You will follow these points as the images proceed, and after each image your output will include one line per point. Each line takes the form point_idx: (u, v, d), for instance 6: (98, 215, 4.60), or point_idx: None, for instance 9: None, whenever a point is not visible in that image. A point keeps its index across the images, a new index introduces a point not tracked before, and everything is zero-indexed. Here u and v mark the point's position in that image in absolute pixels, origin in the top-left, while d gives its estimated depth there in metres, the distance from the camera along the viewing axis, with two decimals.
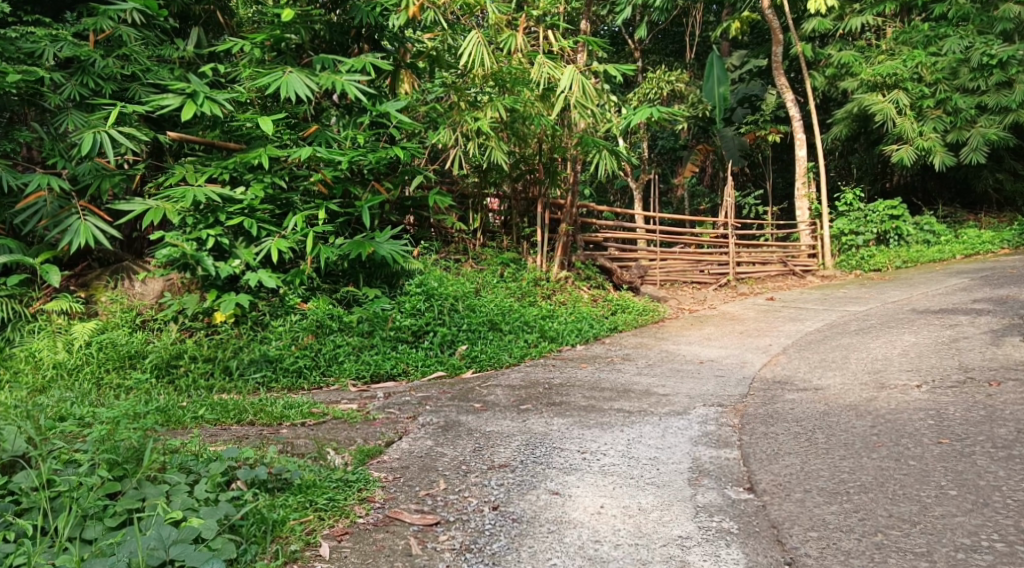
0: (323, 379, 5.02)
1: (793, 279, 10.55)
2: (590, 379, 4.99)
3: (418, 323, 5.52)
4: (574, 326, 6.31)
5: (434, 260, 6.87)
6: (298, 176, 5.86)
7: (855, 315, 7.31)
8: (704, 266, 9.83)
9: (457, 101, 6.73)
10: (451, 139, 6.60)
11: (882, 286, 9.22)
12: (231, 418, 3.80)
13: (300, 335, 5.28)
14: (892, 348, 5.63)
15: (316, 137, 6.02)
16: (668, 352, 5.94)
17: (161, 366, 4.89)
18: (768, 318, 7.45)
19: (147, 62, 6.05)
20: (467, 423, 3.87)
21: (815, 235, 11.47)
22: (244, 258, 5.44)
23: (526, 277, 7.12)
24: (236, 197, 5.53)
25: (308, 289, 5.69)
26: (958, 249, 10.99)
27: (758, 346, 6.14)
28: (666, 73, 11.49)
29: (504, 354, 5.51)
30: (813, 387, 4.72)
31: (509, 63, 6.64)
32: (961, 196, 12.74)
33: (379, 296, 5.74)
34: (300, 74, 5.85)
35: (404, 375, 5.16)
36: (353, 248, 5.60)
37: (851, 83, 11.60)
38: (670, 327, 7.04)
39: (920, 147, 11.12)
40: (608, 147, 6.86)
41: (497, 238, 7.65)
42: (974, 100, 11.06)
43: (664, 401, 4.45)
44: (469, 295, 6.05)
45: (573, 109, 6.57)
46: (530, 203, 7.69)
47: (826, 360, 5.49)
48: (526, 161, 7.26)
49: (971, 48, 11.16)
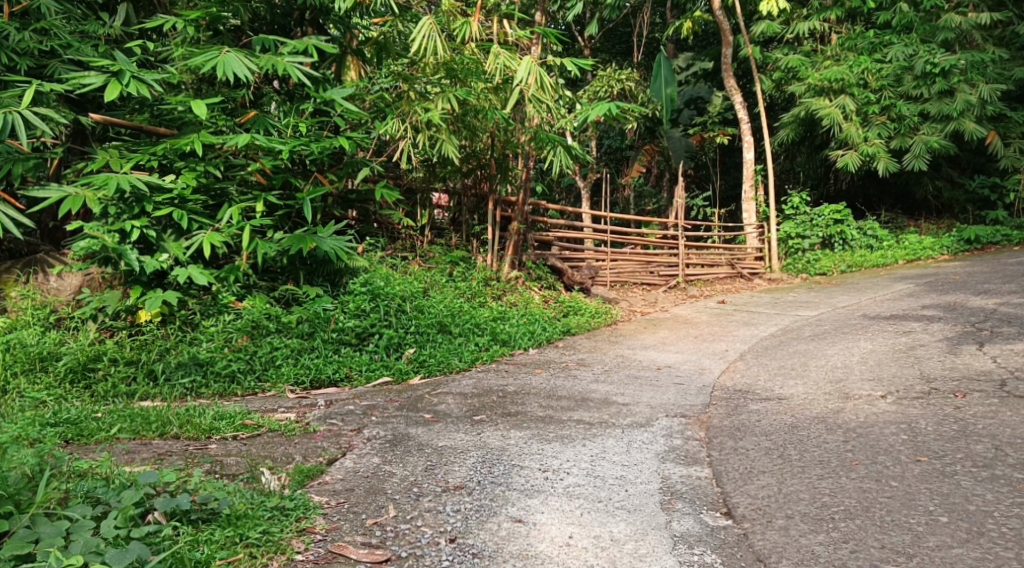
0: (258, 384, 4.66)
1: (741, 282, 10.48)
2: (545, 386, 4.73)
3: (363, 325, 5.18)
4: (527, 329, 6.05)
5: (380, 257, 6.53)
6: (234, 166, 5.47)
7: (807, 320, 7.19)
8: (654, 267, 9.68)
9: (406, 92, 6.37)
10: (399, 131, 6.25)
11: (831, 291, 9.17)
12: (152, 431, 3.40)
13: (233, 336, 4.90)
14: (850, 355, 5.48)
15: (254, 123, 5.65)
16: (623, 357, 5.72)
17: (78, 370, 4.49)
18: (722, 322, 7.28)
19: (67, 37, 5.64)
20: (417, 436, 3.57)
21: (762, 237, 11.46)
22: (172, 253, 5.00)
23: (476, 277, 6.83)
24: (165, 186, 5.08)
25: (244, 286, 5.31)
26: (901, 254, 11.07)
27: (715, 352, 5.95)
28: (616, 71, 11.31)
29: (454, 358, 5.21)
30: (775, 397, 4.54)
31: (462, 53, 6.30)
32: (902, 202, 12.83)
33: (321, 295, 5.38)
34: (239, 54, 5.46)
35: (347, 381, 4.83)
36: (293, 243, 5.23)
37: (798, 87, 11.57)
38: (623, 330, 6.82)
39: (865, 153, 11.15)
40: (563, 144, 6.62)
41: (445, 235, 7.35)
42: (918, 107, 11.10)
43: (625, 411, 4.21)
44: (417, 295, 5.73)
45: (529, 103, 6.30)
46: (480, 200, 7.41)
47: (785, 367, 5.32)
48: (476, 157, 6.96)
49: (915, 56, 11.21)
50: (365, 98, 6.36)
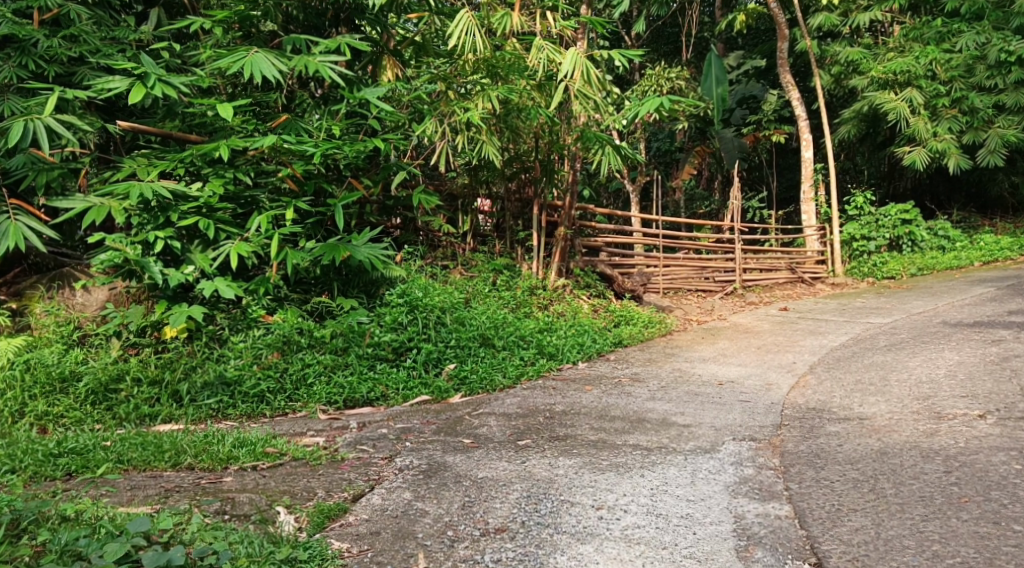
0: (288, 404, 4.36)
1: (802, 287, 9.92)
2: (597, 405, 4.33)
3: (401, 339, 4.84)
4: (576, 340, 5.66)
5: (419, 266, 6.20)
6: (265, 172, 5.19)
7: (881, 328, 6.67)
8: (709, 273, 9.19)
9: (445, 92, 6.04)
10: (437, 132, 5.89)
11: (902, 295, 8.60)
12: (164, 463, 3.08)
13: (263, 353, 4.59)
14: (935, 368, 4.98)
15: (286, 128, 5.37)
16: (681, 371, 5.29)
17: (100, 390, 4.23)
18: (786, 331, 6.79)
19: (96, 43, 5.37)
20: (454, 466, 3.20)
21: (823, 240, 10.85)
22: (198, 265, 4.71)
23: (521, 286, 6.46)
24: (191, 195, 4.78)
25: (275, 299, 5.02)
26: (975, 255, 10.42)
27: (781, 364, 5.49)
28: (667, 70, 10.83)
29: (498, 374, 4.84)
30: (855, 416, 4.08)
31: (503, 48, 5.95)
32: (974, 200, 12.11)
33: (356, 307, 5.06)
34: (268, 54, 5.18)
35: (383, 399, 4.49)
36: (325, 252, 4.92)
37: (860, 81, 10.98)
38: (679, 341, 6.38)
39: (933, 149, 10.54)
40: (612, 143, 6.22)
41: (488, 242, 6.98)
42: (991, 99, 10.46)
43: (686, 434, 3.79)
44: (457, 306, 5.37)
45: (575, 100, 5.96)
46: (525, 204, 7.02)
47: (861, 382, 4.85)
48: (520, 159, 6.59)
49: (987, 44, 10.56)
50: (402, 98, 6.01)
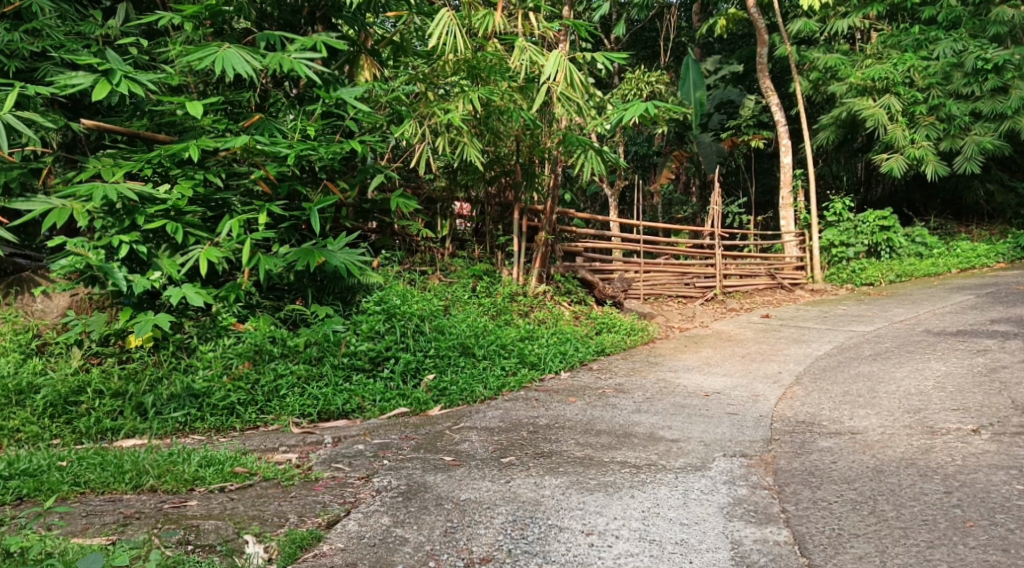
0: (260, 417, 4.18)
1: (782, 294, 9.85)
2: (581, 418, 4.18)
3: (377, 349, 4.66)
4: (558, 349, 5.52)
5: (397, 272, 6.02)
6: (237, 174, 4.99)
7: (864, 336, 6.58)
8: (689, 279, 9.09)
9: (424, 93, 5.87)
10: (416, 134, 5.72)
11: (883, 303, 8.56)
12: (125, 485, 2.89)
13: (233, 363, 4.40)
14: (923, 379, 4.89)
15: (259, 127, 5.17)
16: (666, 381, 5.16)
17: (59, 403, 4.02)
18: (769, 339, 6.69)
19: (59, 37, 5.14)
20: (435, 486, 3.04)
21: (803, 246, 10.82)
22: (165, 271, 4.50)
23: (501, 292, 6.30)
24: (158, 197, 4.56)
25: (246, 306, 4.82)
26: (953, 262, 10.44)
27: (767, 375, 5.38)
28: (646, 74, 10.69)
29: (478, 385, 4.68)
30: (847, 431, 3.96)
31: (483, 49, 5.79)
32: (951, 207, 12.15)
33: (331, 315, 4.88)
34: (240, 50, 4.99)
35: (360, 412, 4.33)
36: (299, 258, 4.74)
37: (839, 88, 10.93)
38: (662, 349, 6.26)
39: (911, 156, 10.50)
40: (594, 147, 6.07)
41: (467, 247, 6.81)
42: (968, 106, 10.46)
43: (675, 450, 3.65)
44: (436, 314, 5.20)
45: (558, 101, 5.78)
46: (505, 209, 6.87)
47: (848, 394, 4.74)
48: (500, 162, 6.43)
49: (964, 52, 10.56)
50: (380, 99, 5.82)
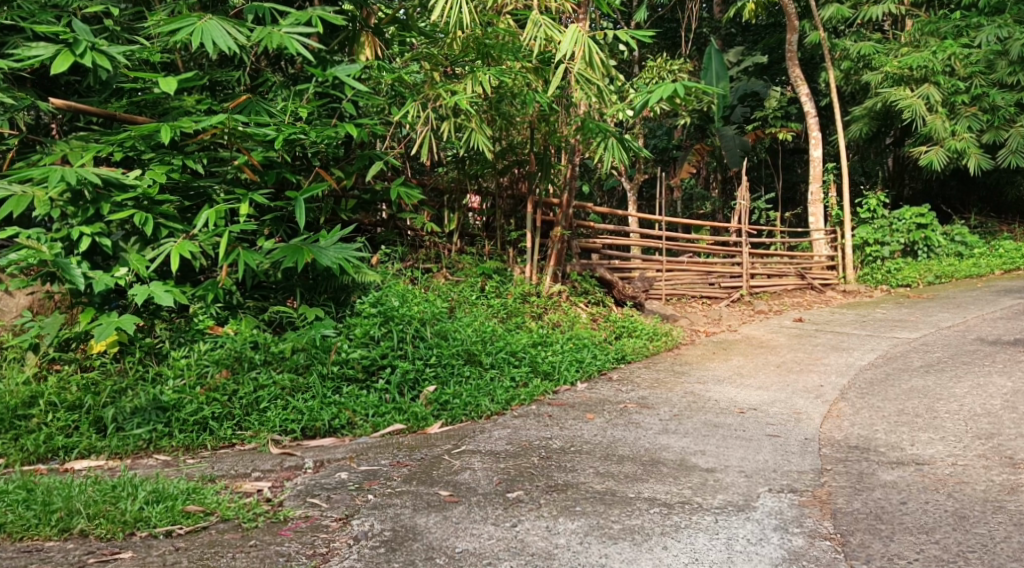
0: (236, 433, 3.67)
1: (812, 295, 9.27)
2: (601, 441, 3.65)
3: (372, 356, 4.13)
4: (574, 356, 4.98)
5: (398, 270, 5.50)
6: (220, 159, 4.48)
7: (910, 344, 6.04)
8: (715, 278, 8.52)
9: (430, 75, 5.33)
10: (418, 118, 5.18)
11: (925, 306, 7.99)
12: (49, 530, 2.43)
13: (209, 371, 3.90)
14: (988, 398, 4.36)
15: (246, 108, 4.67)
16: (694, 394, 4.62)
17: (6, 418, 3.55)
18: (805, 346, 6.14)
19: (30, 7, 4.55)
20: (426, 532, 2.56)
21: (834, 244, 10.21)
22: (132, 267, 3.99)
23: (512, 292, 5.78)
24: (127, 183, 4.06)
25: (227, 307, 4.33)
26: (995, 264, 9.87)
27: (806, 388, 4.84)
28: (669, 61, 10.08)
29: (484, 398, 4.16)
30: (911, 461, 3.43)
31: (494, 26, 5.26)
32: (989, 203, 11.66)
33: (321, 317, 4.37)
34: (223, 23, 4.48)
35: (350, 428, 3.82)
36: (286, 254, 4.23)
37: (873, 77, 10.30)
38: (688, 356, 5.71)
39: (952, 149, 9.88)
40: (615, 134, 5.53)
41: (477, 243, 6.28)
42: (1013, 97, 9.84)
43: (712, 484, 3.12)
44: (439, 317, 4.67)
45: (575, 83, 5.24)
46: (517, 202, 6.33)
47: (904, 414, 4.21)
48: (512, 150, 5.90)
49: (1009, 39, 9.94)
50: (381, 81, 5.27)
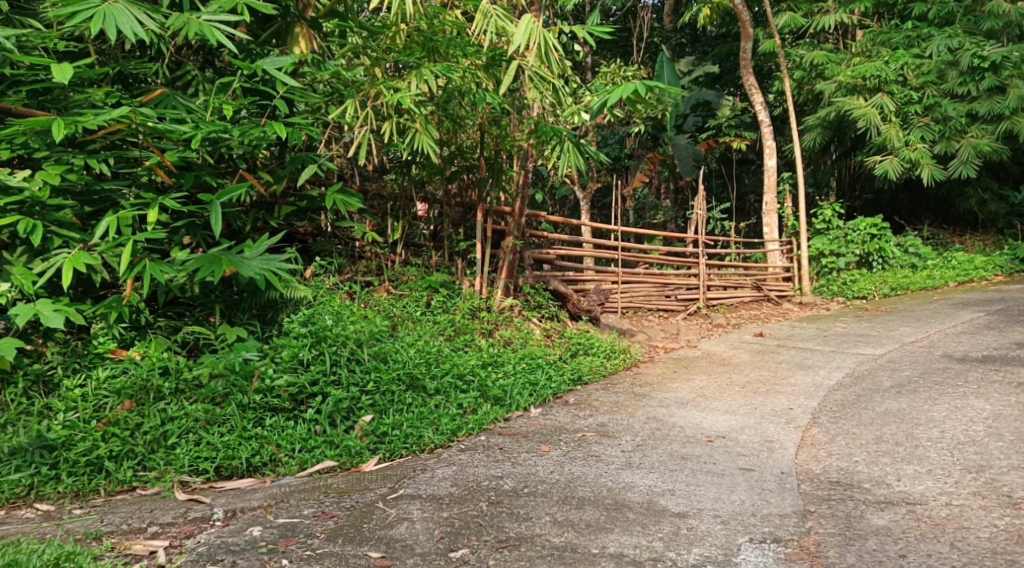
0: (138, 476, 3.21)
1: (769, 307, 9.02)
2: (558, 480, 3.23)
3: (300, 383, 3.65)
4: (526, 379, 4.56)
5: (335, 284, 5.04)
6: (128, 160, 3.98)
7: (877, 362, 5.77)
8: (672, 291, 8.20)
9: (370, 73, 4.88)
10: (358, 118, 4.73)
11: (886, 320, 7.79)
12: None
13: (108, 403, 3.42)
14: (969, 424, 4.08)
15: (161, 104, 4.18)
16: (657, 420, 4.25)
17: None
18: (769, 363, 5.82)
19: None
20: None
21: (790, 255, 9.98)
22: (15, 283, 3.49)
23: (460, 307, 5.34)
24: (12, 186, 3.53)
25: (134, 327, 3.83)
26: (949, 275, 9.80)
27: (776, 411, 4.50)
28: (622, 67, 9.74)
29: (427, 428, 3.72)
30: (901, 500, 3.11)
31: (439, 19, 4.82)
32: (940, 214, 11.62)
33: (243, 338, 3.90)
34: (132, 7, 3.97)
35: (273, 466, 3.37)
36: (202, 266, 3.74)
37: (827, 86, 10.10)
38: (648, 375, 5.33)
39: (906, 159, 9.72)
40: (571, 138, 5.15)
41: (423, 254, 5.83)
42: (964, 107, 9.73)
43: (686, 534, 2.76)
44: (380, 336, 4.21)
45: (531, 85, 4.90)
46: (466, 210, 5.91)
47: (883, 442, 3.89)
48: (461, 155, 5.47)
49: (959, 49, 9.84)
50: (317, 77, 4.81)
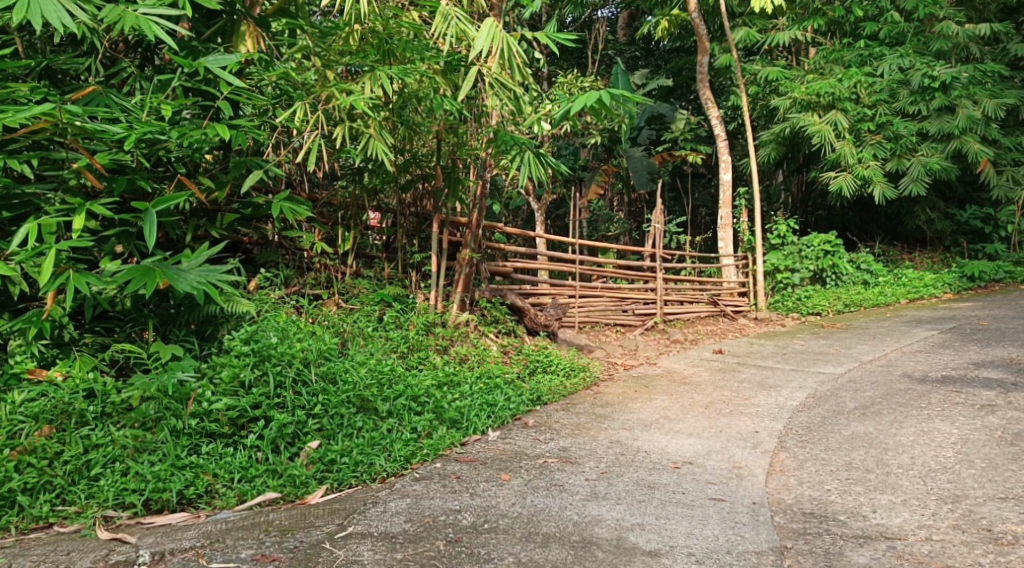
0: (55, 511, 2.92)
1: (726, 323, 8.95)
2: (520, 513, 3.02)
3: (241, 406, 3.37)
4: (484, 399, 4.32)
5: (280, 298, 4.75)
6: (54, 162, 3.66)
7: (838, 382, 5.68)
8: (629, 305, 8.05)
9: (323, 77, 4.63)
10: (307, 122, 4.45)
11: (842, 337, 7.75)
12: None
13: (24, 428, 3.11)
14: (938, 450, 3.97)
15: (92, 101, 3.86)
16: (620, 444, 4.06)
17: None
18: (730, 382, 5.68)
19: None
20: None
21: (745, 270, 9.93)
22: None
23: (414, 323, 5.10)
24: None
25: (57, 344, 3.54)
26: (901, 292, 9.86)
27: (741, 434, 4.35)
28: (578, 77, 9.58)
29: (379, 455, 3.47)
30: (880, 534, 2.97)
31: (395, 21, 4.59)
32: (890, 231, 11.73)
33: (179, 357, 3.61)
34: None
35: (209, 498, 3.09)
36: (133, 278, 3.44)
37: (782, 101, 10.01)
38: (608, 395, 5.15)
39: (860, 175, 9.70)
40: (533, 148, 4.95)
41: (375, 265, 5.56)
42: (916, 126, 9.81)
43: None
44: (328, 354, 3.94)
45: (491, 91, 4.69)
46: (421, 220, 5.66)
47: (853, 469, 3.75)
48: (416, 164, 5.22)
49: (910, 68, 9.94)
50: (264, 78, 4.52)
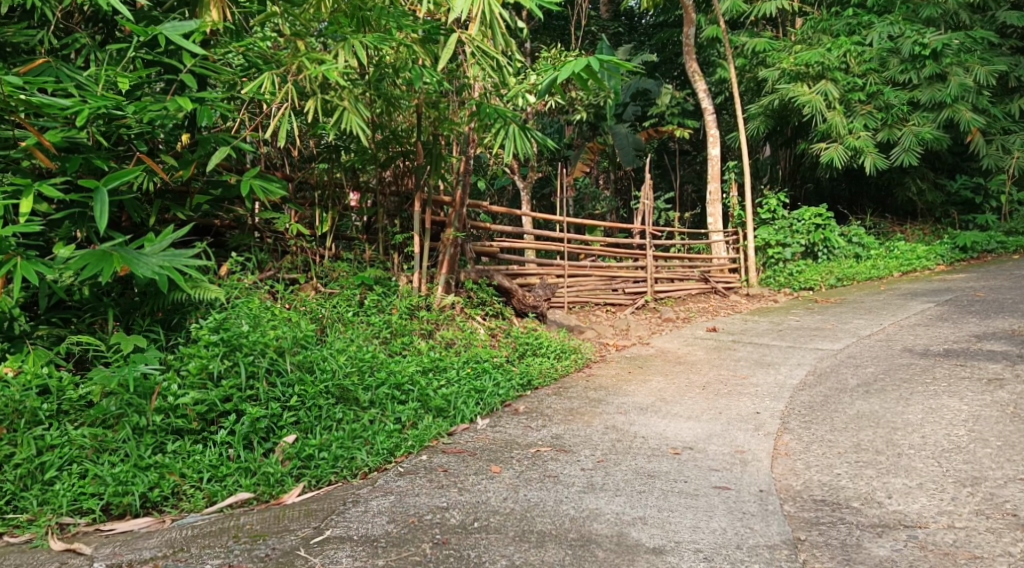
0: (6, 519, 2.70)
1: (717, 300, 8.76)
2: (513, 509, 2.81)
3: (209, 401, 3.13)
4: (471, 386, 4.10)
5: (253, 284, 4.48)
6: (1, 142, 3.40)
7: (838, 358, 5.49)
8: (619, 284, 7.83)
9: (294, 48, 4.35)
10: (278, 95, 4.17)
11: (838, 311, 7.57)
12: None
13: None
14: (950, 428, 3.78)
15: (42, 74, 3.59)
16: (616, 430, 3.85)
17: None
18: (726, 362, 5.48)
19: None
20: None
21: (736, 246, 9.72)
22: None
23: (397, 307, 4.85)
24: None
25: (9, 337, 3.30)
26: (894, 265, 9.68)
27: (742, 417, 4.14)
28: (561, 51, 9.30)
29: (360, 449, 3.23)
30: (899, 523, 2.78)
31: None
32: (881, 203, 11.55)
33: (142, 348, 3.37)
34: None
35: (176, 500, 2.86)
36: (89, 263, 3.19)
37: (770, 73, 9.78)
38: (602, 377, 4.93)
39: (851, 146, 9.48)
40: (517, 120, 4.69)
41: (354, 247, 5.31)
42: (907, 95, 9.61)
43: None
44: (306, 341, 3.69)
45: (470, 60, 4.39)
46: (402, 199, 5.40)
47: (862, 451, 3.55)
48: (396, 140, 4.95)
49: (900, 36, 9.73)
50: (232, 50, 4.26)
